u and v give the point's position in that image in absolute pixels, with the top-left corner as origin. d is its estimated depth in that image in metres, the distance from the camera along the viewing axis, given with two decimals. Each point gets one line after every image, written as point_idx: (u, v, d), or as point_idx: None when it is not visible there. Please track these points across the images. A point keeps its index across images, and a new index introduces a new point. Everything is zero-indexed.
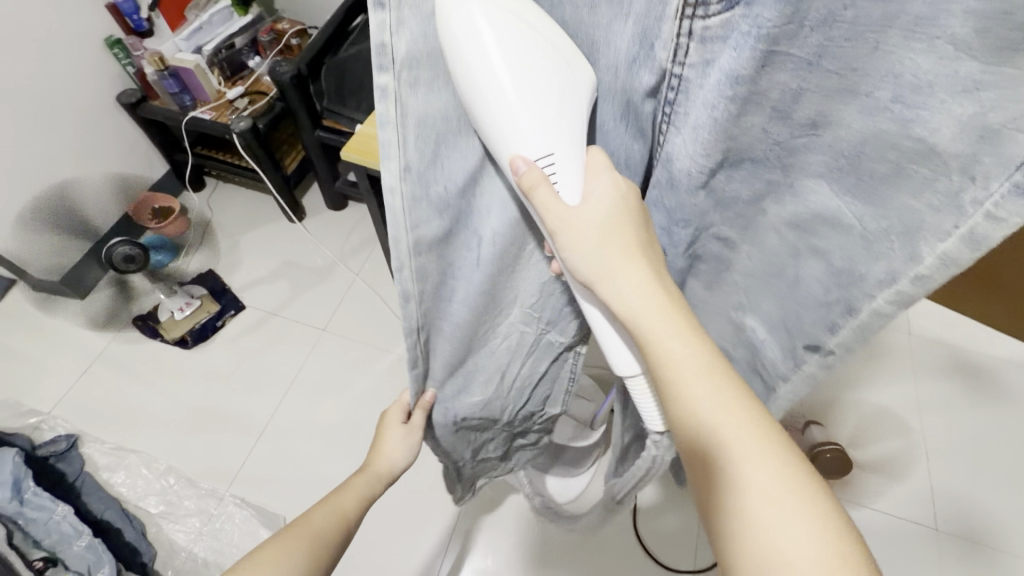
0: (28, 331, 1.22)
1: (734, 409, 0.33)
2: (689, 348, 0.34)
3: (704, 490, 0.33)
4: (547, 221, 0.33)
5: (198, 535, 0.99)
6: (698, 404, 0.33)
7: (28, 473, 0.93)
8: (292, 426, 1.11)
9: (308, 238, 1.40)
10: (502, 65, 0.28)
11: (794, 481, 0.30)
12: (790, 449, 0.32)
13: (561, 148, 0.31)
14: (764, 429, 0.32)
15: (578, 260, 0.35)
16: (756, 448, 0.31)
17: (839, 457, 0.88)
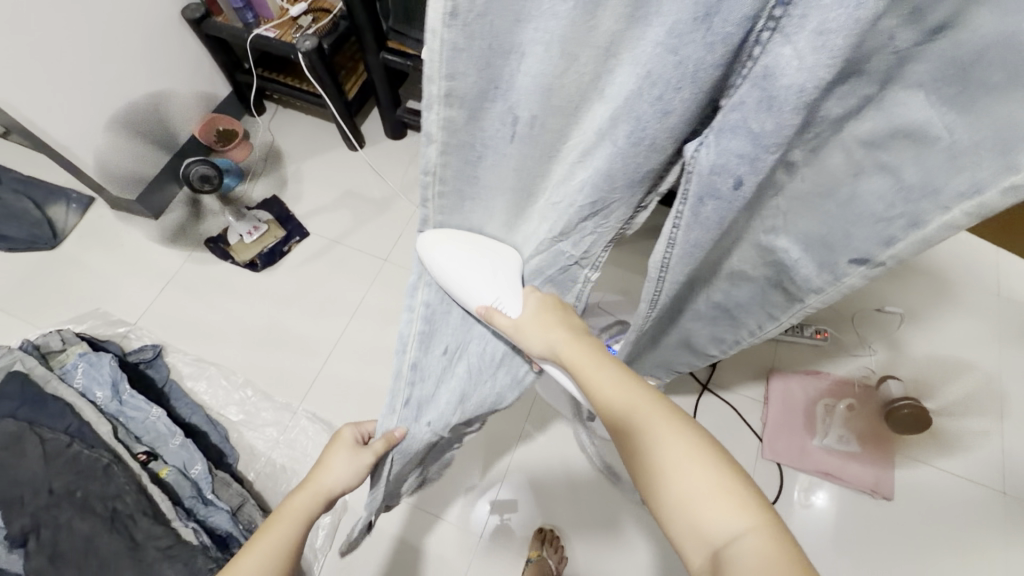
0: (109, 247, 1.28)
1: (640, 399, 0.47)
2: (603, 369, 0.51)
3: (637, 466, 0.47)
4: (502, 323, 0.55)
5: (275, 443, 1.06)
6: (614, 401, 0.49)
7: (124, 375, 1.01)
8: (357, 350, 1.15)
9: (368, 168, 1.38)
10: (463, 257, 0.52)
11: (678, 431, 0.44)
12: (673, 413, 0.46)
13: (501, 291, 0.54)
14: (654, 405, 0.46)
15: (528, 339, 0.55)
16: (660, 424, 0.45)
17: (917, 417, 0.86)
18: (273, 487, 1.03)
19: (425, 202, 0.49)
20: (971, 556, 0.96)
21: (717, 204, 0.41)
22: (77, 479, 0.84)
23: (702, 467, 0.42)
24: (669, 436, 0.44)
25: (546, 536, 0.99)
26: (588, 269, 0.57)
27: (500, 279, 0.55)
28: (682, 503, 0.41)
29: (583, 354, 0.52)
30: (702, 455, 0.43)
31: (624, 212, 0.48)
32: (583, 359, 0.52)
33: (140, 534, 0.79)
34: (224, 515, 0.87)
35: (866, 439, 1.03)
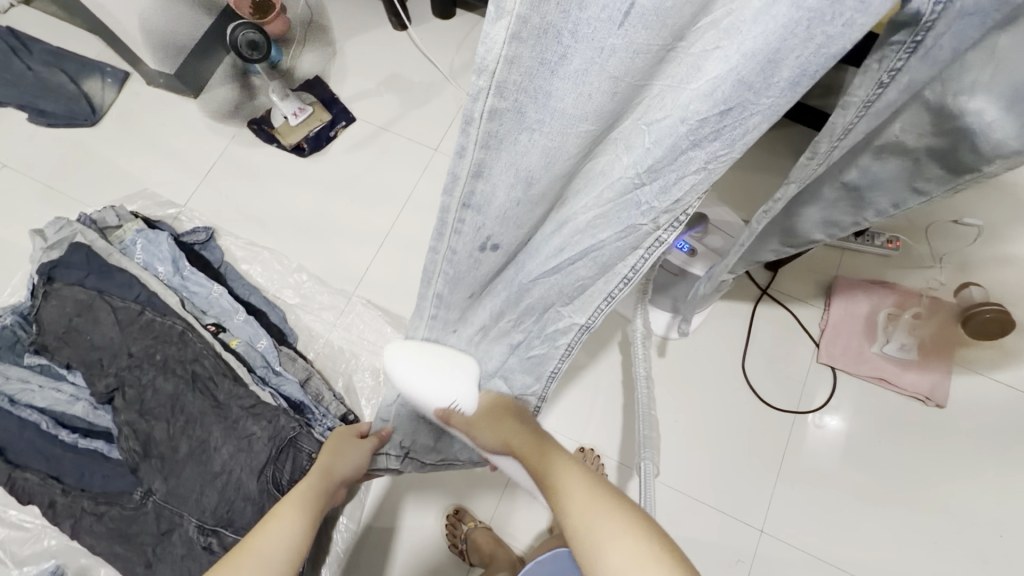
0: (150, 127, 1.23)
1: (575, 476, 0.60)
2: (549, 457, 0.64)
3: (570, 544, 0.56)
4: (459, 422, 0.66)
5: (333, 326, 1.08)
6: (554, 481, 0.60)
7: (183, 253, 0.99)
8: (411, 240, 1.14)
9: (415, 49, 1.28)
10: (417, 365, 0.63)
11: (608, 507, 0.55)
12: (605, 492, 0.57)
13: (457, 394, 0.64)
14: (589, 486, 0.58)
15: (480, 437, 0.66)
16: (587, 494, 0.57)
17: (1000, 319, 0.91)
18: (333, 366, 1.06)
19: (470, 122, 0.36)
20: (1015, 461, 0.98)
21: (960, 29, 0.34)
22: (155, 343, 0.87)
23: (618, 523, 0.53)
24: (594, 504, 0.56)
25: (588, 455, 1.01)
26: (665, 230, 0.47)
27: (458, 383, 0.63)
28: (596, 557, 0.52)
29: (534, 444, 0.65)
30: (615, 513, 0.55)
31: (759, 133, 0.39)
32: (537, 448, 0.65)
33: (222, 395, 0.84)
34: (295, 385, 0.90)
35: (925, 347, 1.02)
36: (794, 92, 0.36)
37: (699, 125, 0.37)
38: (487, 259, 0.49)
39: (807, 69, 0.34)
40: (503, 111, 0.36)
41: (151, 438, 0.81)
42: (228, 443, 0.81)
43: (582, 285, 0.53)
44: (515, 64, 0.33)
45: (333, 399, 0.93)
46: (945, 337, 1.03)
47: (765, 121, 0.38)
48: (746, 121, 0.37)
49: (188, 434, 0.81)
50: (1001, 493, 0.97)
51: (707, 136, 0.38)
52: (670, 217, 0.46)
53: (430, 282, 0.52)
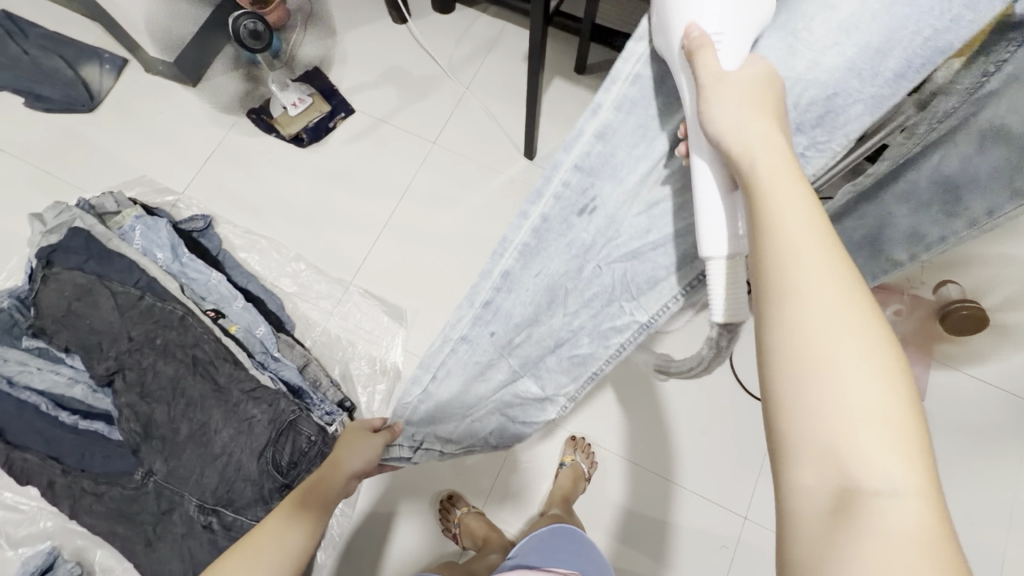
0: (148, 114, 1.23)
1: (832, 262, 0.31)
2: (796, 201, 0.32)
3: (778, 401, 0.30)
4: (700, 65, 0.38)
5: (330, 315, 1.10)
6: (801, 247, 0.31)
7: (181, 240, 1.00)
8: (408, 231, 1.15)
9: (415, 43, 1.29)
10: None
11: (893, 376, 0.28)
12: (889, 350, 0.29)
13: (733, 22, 0.38)
14: (865, 318, 0.30)
15: (714, 107, 0.37)
16: (852, 331, 0.29)
17: (975, 316, 0.95)
18: (330, 353, 1.07)
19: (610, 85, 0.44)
20: (988, 453, 1.02)
21: None
22: (156, 326, 0.88)
23: (889, 419, 0.28)
24: (857, 359, 0.29)
25: (579, 443, 1.03)
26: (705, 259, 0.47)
27: (743, 3, 0.37)
28: (844, 441, 0.28)
29: (778, 167, 0.34)
30: (899, 394, 0.28)
31: (863, 125, 0.41)
32: (780, 175, 0.33)
33: (222, 378, 0.85)
34: (293, 370, 0.92)
35: (904, 343, 1.06)
36: (900, 88, 0.40)
37: (807, 108, 0.41)
38: (575, 232, 0.48)
39: (914, 63, 0.38)
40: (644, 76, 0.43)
41: (152, 420, 0.82)
42: (229, 425, 0.82)
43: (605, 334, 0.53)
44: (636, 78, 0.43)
45: (330, 385, 0.95)
46: (924, 334, 1.06)
47: (867, 113, 0.41)
48: (847, 112, 0.41)
49: (188, 416, 0.83)
50: (974, 484, 1.01)
51: (813, 120, 0.41)
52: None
53: (500, 255, 0.49)
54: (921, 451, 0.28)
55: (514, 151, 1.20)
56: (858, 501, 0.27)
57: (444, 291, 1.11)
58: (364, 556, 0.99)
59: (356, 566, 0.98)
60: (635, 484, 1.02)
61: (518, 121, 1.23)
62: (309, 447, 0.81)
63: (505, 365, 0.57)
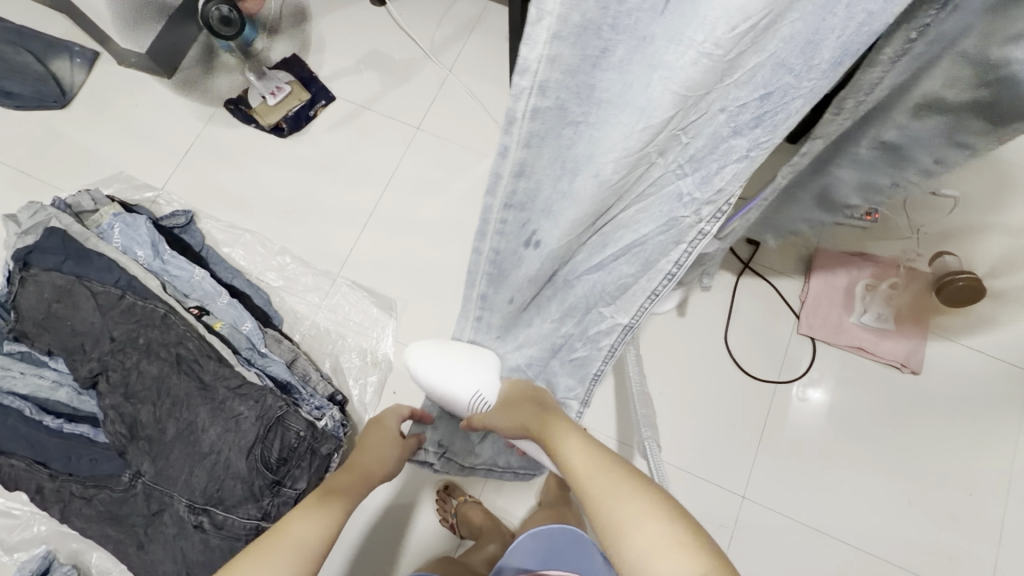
0: (124, 110, 1.20)
1: (601, 464, 0.54)
2: (574, 438, 0.59)
3: (610, 543, 0.47)
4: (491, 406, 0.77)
5: (318, 308, 1.08)
6: (572, 460, 0.56)
7: (162, 237, 0.98)
8: (393, 219, 1.13)
9: (394, 25, 1.25)
10: (452, 357, 0.77)
11: (644, 505, 0.47)
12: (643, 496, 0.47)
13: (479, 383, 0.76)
14: (630, 483, 0.50)
15: (489, 417, 0.75)
16: (630, 492, 0.48)
17: (972, 287, 0.93)
18: (320, 347, 1.06)
19: (512, 126, 0.39)
20: (984, 424, 1.02)
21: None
22: (138, 326, 0.86)
23: (665, 546, 0.43)
24: (629, 507, 0.47)
25: None
26: (707, 223, 0.50)
27: (480, 376, 0.75)
28: (634, 560, 0.44)
29: (552, 427, 0.62)
30: (660, 521, 0.45)
31: (799, 115, 0.42)
32: (567, 437, 0.60)
33: (208, 376, 0.84)
34: (281, 365, 0.90)
35: (900, 315, 1.05)
36: (834, 73, 0.39)
37: (737, 112, 0.40)
38: (526, 260, 0.56)
39: (849, 48, 0.37)
40: (545, 109, 0.38)
41: (137, 421, 0.81)
42: (215, 424, 0.81)
43: (625, 284, 0.59)
44: (557, 62, 0.34)
45: (320, 379, 0.94)
46: (919, 305, 1.05)
47: (806, 103, 0.41)
48: (786, 105, 0.41)
49: (174, 416, 0.81)
50: (972, 453, 1.01)
51: (748, 124, 0.41)
52: (712, 210, 0.48)
53: (476, 278, 0.61)
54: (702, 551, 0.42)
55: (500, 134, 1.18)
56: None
57: (434, 280, 1.09)
58: (361, 551, 0.97)
59: (353, 562, 0.97)
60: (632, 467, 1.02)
61: (503, 103, 1.20)
62: (298, 443, 0.82)
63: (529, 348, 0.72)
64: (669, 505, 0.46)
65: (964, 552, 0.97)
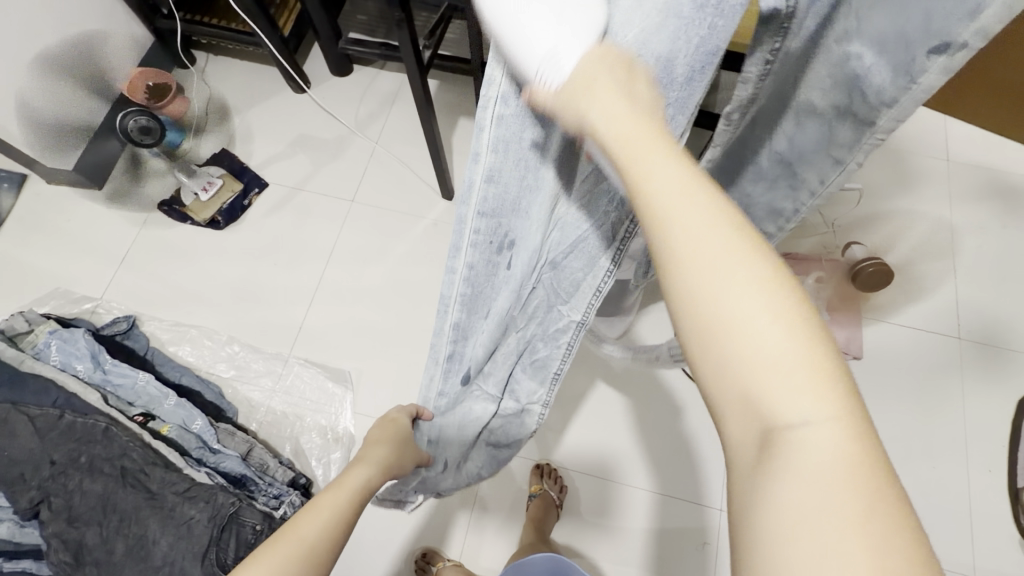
0: (57, 226, 1.20)
1: (714, 208, 0.27)
2: (664, 156, 0.28)
3: (683, 306, 0.27)
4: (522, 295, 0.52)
5: (273, 392, 1.07)
6: (653, 181, 0.27)
7: (102, 346, 0.98)
8: (338, 291, 1.15)
9: (318, 108, 1.31)
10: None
11: (778, 293, 0.26)
12: (772, 273, 0.27)
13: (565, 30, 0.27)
14: (770, 276, 0.27)
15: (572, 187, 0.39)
16: (736, 258, 0.27)
17: (881, 270, 0.99)
18: (278, 432, 1.04)
19: (478, 125, 0.29)
20: (932, 395, 1.06)
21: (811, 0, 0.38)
22: (78, 445, 0.83)
23: (799, 368, 0.25)
24: (753, 300, 0.26)
25: (545, 470, 1.02)
26: (634, 224, 0.43)
27: (566, 12, 0.27)
28: (744, 377, 0.26)
29: (637, 132, 0.28)
30: (797, 322, 0.26)
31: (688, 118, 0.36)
32: (640, 141, 0.28)
33: (155, 485, 0.81)
34: (235, 459, 0.90)
35: (832, 305, 1.10)
36: (699, 85, 0.33)
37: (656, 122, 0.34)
38: (507, 264, 0.42)
39: (702, 62, 0.31)
40: (510, 120, 0.30)
41: (83, 545, 0.77)
42: (166, 533, 0.77)
43: (575, 281, 0.49)
44: (521, 93, 0.29)
45: (279, 466, 0.93)
46: (846, 292, 1.10)
47: (681, 115, 0.35)
48: (669, 117, 0.34)
49: (123, 532, 0.77)
50: (930, 426, 1.05)
51: None
52: (634, 212, 0.42)
53: (446, 311, 0.44)
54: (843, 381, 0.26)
55: (431, 194, 1.22)
56: (782, 435, 0.25)
57: (386, 345, 1.10)
58: None
59: None
60: (609, 498, 1.01)
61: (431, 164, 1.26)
62: (255, 538, 0.79)
63: (482, 399, 0.63)
64: (814, 319, 0.26)
65: (939, 525, 0.99)
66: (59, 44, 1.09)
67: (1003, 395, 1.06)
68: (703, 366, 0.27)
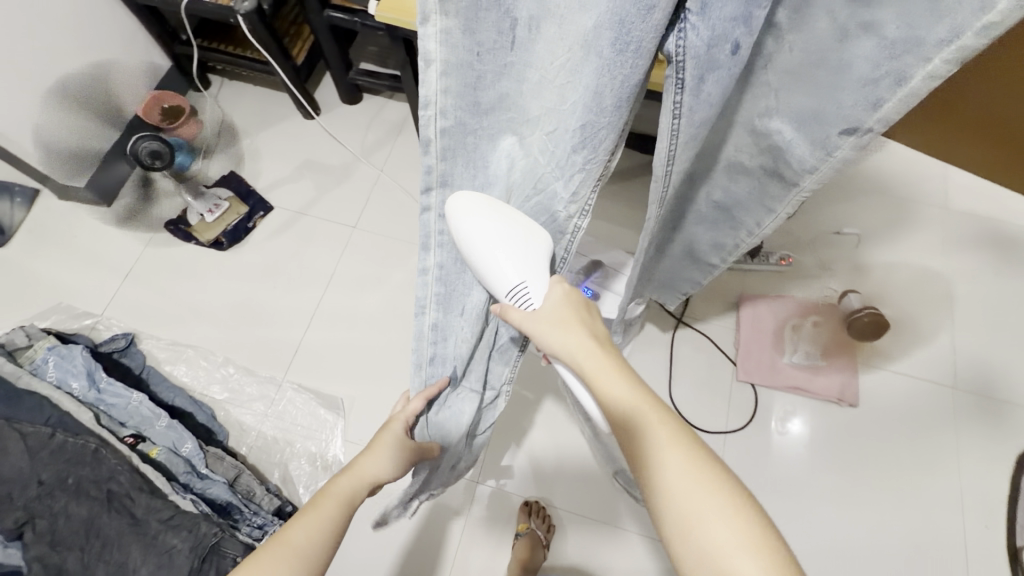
0: (64, 241, 1.22)
1: (664, 424, 0.43)
2: (621, 381, 0.44)
3: (655, 493, 0.41)
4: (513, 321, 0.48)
5: (264, 416, 1.07)
6: (621, 399, 0.44)
7: (99, 365, 0.99)
8: (335, 316, 1.16)
9: (326, 135, 1.34)
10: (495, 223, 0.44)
11: (715, 481, 0.40)
12: (718, 470, 0.41)
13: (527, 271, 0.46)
14: (714, 470, 0.41)
15: (547, 339, 0.47)
16: (688, 461, 0.41)
17: (876, 320, 1.00)
18: (267, 458, 1.04)
19: (427, 145, 0.41)
20: (928, 445, 1.05)
21: (718, 77, 0.39)
22: (66, 466, 0.83)
23: (746, 544, 0.38)
24: (705, 496, 0.40)
25: (533, 508, 1.01)
26: (578, 218, 0.49)
27: (527, 261, 0.46)
28: (703, 549, 0.39)
29: (600, 364, 0.45)
30: (738, 509, 0.39)
31: (615, 138, 0.41)
32: (604, 370, 0.45)
33: (140, 510, 0.81)
34: (221, 486, 0.91)
35: (829, 351, 1.10)
36: (622, 110, 0.38)
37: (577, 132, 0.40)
38: None
39: (623, 97, 0.37)
40: (451, 126, 0.40)
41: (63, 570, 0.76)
42: (148, 561, 0.76)
43: None
44: (449, 92, 0.38)
45: (265, 494, 0.94)
46: (845, 341, 1.11)
47: (614, 134, 0.40)
48: (598, 136, 0.40)
49: (105, 558, 0.77)
50: (925, 478, 1.03)
51: (579, 143, 0.41)
52: (577, 208, 0.48)
53: (425, 311, 0.53)
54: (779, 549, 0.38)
55: None
56: None
57: (379, 372, 1.11)
58: None
59: None
60: (597, 539, 1.00)
61: None
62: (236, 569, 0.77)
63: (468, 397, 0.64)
64: (750, 502, 0.40)
65: None
66: (77, 70, 1.11)
67: (1000, 450, 1.05)
68: (676, 545, 0.40)
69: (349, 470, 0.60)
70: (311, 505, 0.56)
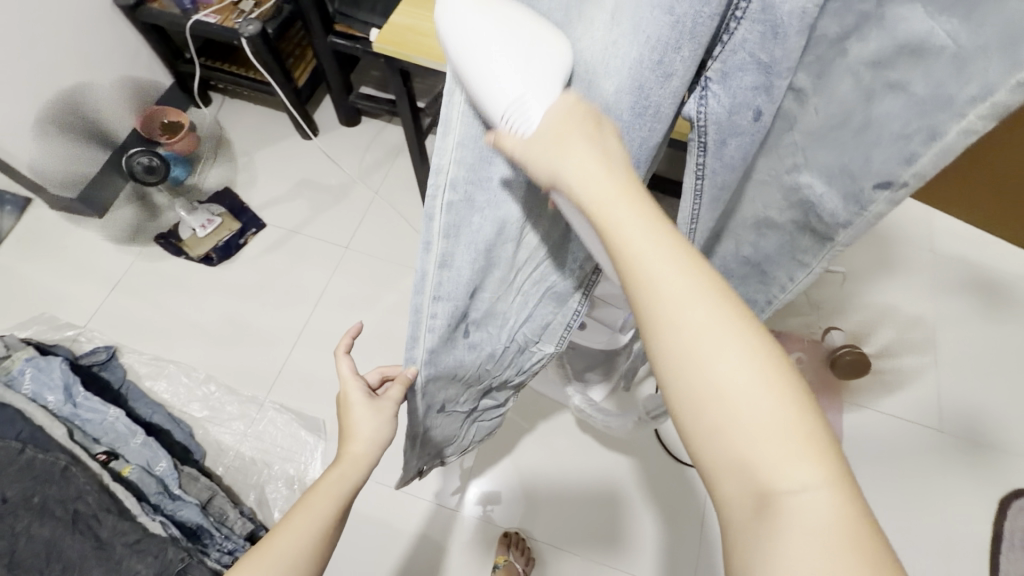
0: (54, 252, 1.22)
1: (693, 281, 0.28)
2: (633, 208, 0.28)
3: (671, 368, 0.28)
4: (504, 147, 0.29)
5: (243, 436, 1.05)
6: (632, 232, 0.28)
7: (77, 378, 0.98)
8: (322, 336, 1.15)
9: (323, 155, 1.36)
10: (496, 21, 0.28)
11: (761, 357, 0.27)
12: (763, 336, 0.28)
13: (534, 85, 0.28)
14: (760, 336, 0.28)
15: (544, 153, 0.29)
16: (721, 326, 0.27)
17: (859, 360, 1.00)
18: (243, 479, 1.02)
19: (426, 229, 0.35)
20: (912, 488, 1.04)
21: (740, 141, 0.38)
22: (33, 483, 0.81)
23: (789, 436, 0.27)
24: (740, 364, 0.27)
25: (512, 540, 0.99)
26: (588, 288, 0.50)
27: (532, 68, 0.27)
28: (727, 435, 0.27)
29: (597, 185, 0.28)
30: (787, 390, 0.27)
31: None
32: (605, 187, 0.28)
33: (105, 532, 0.78)
34: (192, 509, 0.89)
35: (814, 388, 1.10)
36: (637, 187, 0.39)
37: None
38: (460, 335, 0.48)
39: (638, 169, 0.37)
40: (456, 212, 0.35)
41: None
42: None
43: (546, 323, 0.54)
44: None
45: (238, 518, 0.93)
46: (829, 378, 1.11)
47: None
48: None
49: None
50: (910, 520, 1.02)
51: None
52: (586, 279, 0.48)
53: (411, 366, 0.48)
54: (832, 445, 0.27)
55: None
56: (776, 505, 0.26)
57: None
58: None
59: None
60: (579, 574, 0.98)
61: None
62: None
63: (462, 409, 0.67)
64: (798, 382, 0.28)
65: None
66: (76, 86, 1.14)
67: (984, 495, 1.04)
68: (692, 435, 0.28)
69: (338, 459, 0.54)
70: (298, 508, 0.50)
